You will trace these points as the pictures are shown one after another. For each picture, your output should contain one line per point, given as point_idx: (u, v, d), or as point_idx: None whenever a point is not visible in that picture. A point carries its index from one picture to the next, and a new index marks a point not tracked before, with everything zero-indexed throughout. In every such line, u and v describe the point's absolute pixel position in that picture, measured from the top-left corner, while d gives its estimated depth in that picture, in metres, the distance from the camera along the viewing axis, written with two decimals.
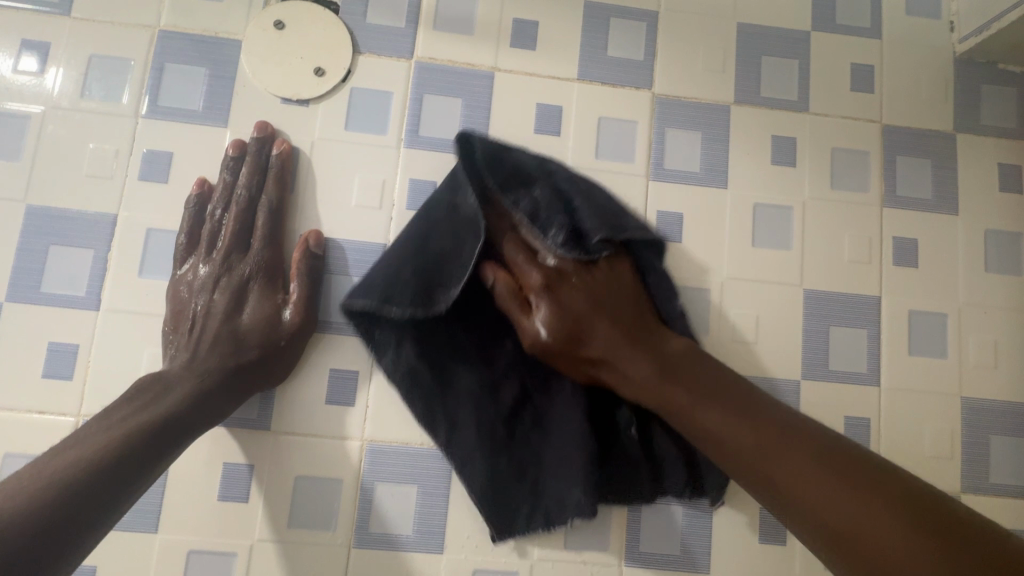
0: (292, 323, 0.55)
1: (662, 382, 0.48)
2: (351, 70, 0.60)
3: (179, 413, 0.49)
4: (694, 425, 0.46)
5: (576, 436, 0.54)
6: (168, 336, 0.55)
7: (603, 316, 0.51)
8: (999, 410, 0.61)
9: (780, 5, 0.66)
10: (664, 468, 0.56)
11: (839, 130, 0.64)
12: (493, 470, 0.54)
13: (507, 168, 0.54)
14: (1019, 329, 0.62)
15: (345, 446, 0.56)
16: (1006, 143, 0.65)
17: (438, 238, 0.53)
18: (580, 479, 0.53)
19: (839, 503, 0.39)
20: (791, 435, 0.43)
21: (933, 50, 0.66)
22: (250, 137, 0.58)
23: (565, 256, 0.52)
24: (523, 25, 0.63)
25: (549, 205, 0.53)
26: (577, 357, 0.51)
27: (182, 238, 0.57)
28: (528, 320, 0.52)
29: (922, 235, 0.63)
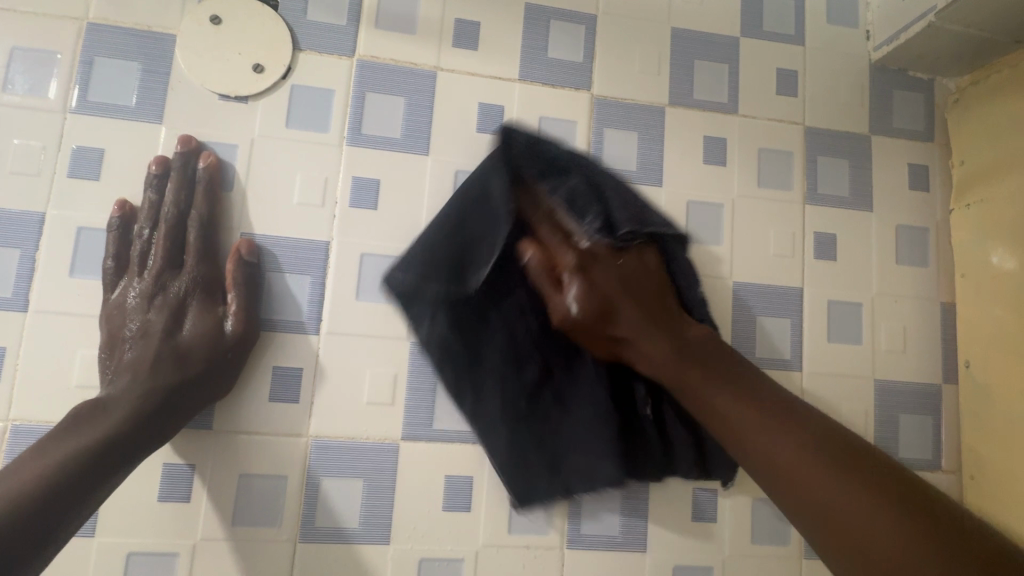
0: (235, 333, 0.55)
1: (684, 367, 0.49)
2: (291, 67, 0.60)
3: (120, 435, 0.48)
4: (711, 407, 0.47)
5: (602, 408, 0.56)
6: (104, 360, 0.53)
7: (630, 299, 0.52)
8: (907, 390, 0.67)
9: (711, 11, 0.69)
10: (676, 451, 0.58)
11: (766, 131, 0.68)
12: (517, 442, 0.55)
13: (545, 158, 0.56)
14: (925, 315, 0.68)
15: (290, 443, 0.57)
16: (915, 145, 0.71)
17: (473, 222, 0.55)
18: (605, 452, 0.55)
19: (838, 485, 0.39)
20: (801, 420, 0.43)
21: (851, 58, 0.71)
22: (173, 153, 0.57)
23: (598, 240, 0.53)
24: (464, 25, 0.64)
25: (584, 194, 0.55)
26: (605, 335, 0.53)
27: (109, 262, 0.55)
28: (561, 296, 0.51)
29: (841, 229, 0.68)
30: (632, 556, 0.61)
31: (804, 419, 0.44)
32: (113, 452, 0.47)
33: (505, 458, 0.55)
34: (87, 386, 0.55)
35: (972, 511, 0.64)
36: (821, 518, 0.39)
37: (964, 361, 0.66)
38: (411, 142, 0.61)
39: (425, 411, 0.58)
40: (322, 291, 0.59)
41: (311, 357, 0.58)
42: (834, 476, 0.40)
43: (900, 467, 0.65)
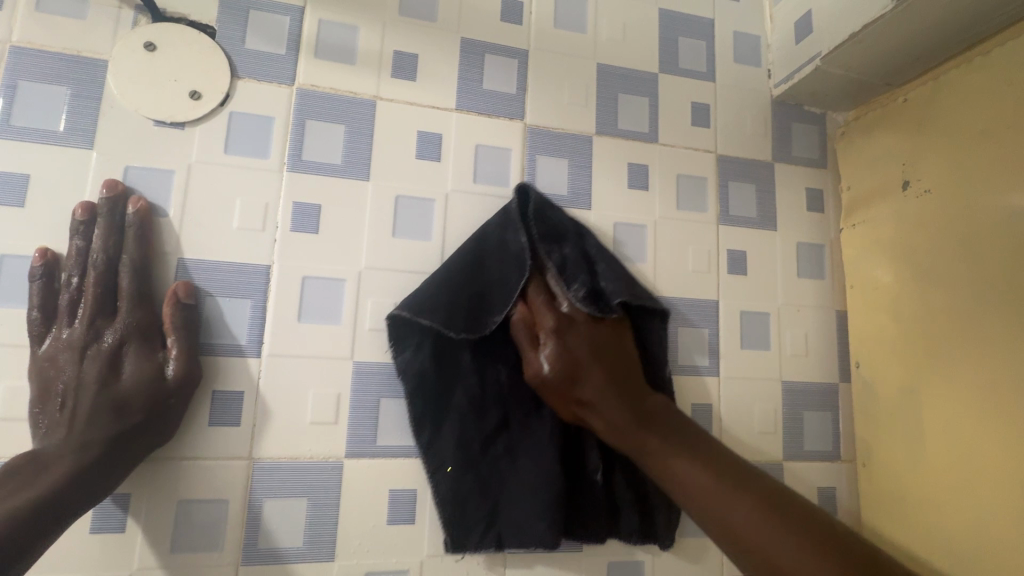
0: (177, 378, 0.54)
1: (640, 430, 0.55)
2: (229, 94, 0.61)
3: (56, 493, 0.47)
4: (666, 469, 0.53)
5: (547, 470, 0.60)
6: (36, 416, 0.51)
7: (598, 364, 0.57)
8: (809, 390, 0.75)
9: (632, 49, 0.76)
10: (620, 510, 0.64)
11: (683, 159, 0.75)
12: (458, 485, 0.59)
13: (548, 224, 0.63)
14: (823, 322, 0.77)
15: (232, 467, 0.57)
16: (812, 171, 0.80)
17: (493, 265, 0.61)
18: (543, 511, 0.59)
19: (787, 548, 0.46)
20: (749, 486, 0.51)
21: (755, 93, 0.80)
22: (99, 197, 0.56)
23: (579, 308, 0.59)
24: (403, 57, 0.67)
25: (575, 262, 0.62)
26: (570, 397, 0.57)
27: (35, 313, 0.53)
28: (536, 355, 0.58)
29: (750, 247, 0.76)
30: (567, 556, 0.64)
31: (750, 484, 0.51)
32: (47, 513, 0.47)
33: (447, 499, 0.58)
34: (11, 417, 0.53)
35: (865, 495, 0.72)
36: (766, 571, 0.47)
37: (855, 362, 0.75)
38: (352, 168, 0.64)
39: (368, 428, 0.60)
40: (263, 314, 0.60)
41: (252, 387, 0.58)
42: (784, 536, 0.47)
43: (805, 459, 0.73)
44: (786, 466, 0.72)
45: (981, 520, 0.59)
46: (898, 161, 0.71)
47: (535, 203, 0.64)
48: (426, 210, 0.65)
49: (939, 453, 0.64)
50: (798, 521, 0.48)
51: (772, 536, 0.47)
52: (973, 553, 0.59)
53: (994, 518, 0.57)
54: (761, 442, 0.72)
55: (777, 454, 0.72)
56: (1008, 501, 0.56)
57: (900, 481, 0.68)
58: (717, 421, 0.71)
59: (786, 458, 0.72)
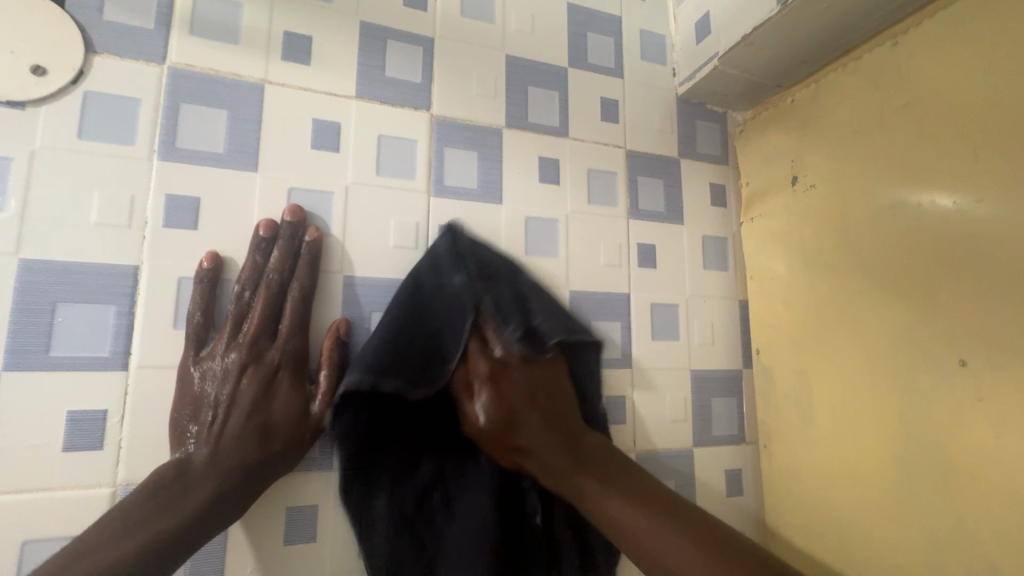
0: (320, 415, 0.55)
1: (573, 472, 0.54)
2: (83, 71, 0.53)
3: (207, 514, 0.47)
4: (598, 511, 0.52)
5: (480, 523, 0.55)
6: (187, 422, 0.51)
7: (535, 409, 0.56)
8: (716, 377, 0.78)
9: (541, 42, 0.75)
10: (562, 552, 0.61)
11: (593, 153, 0.76)
12: (396, 545, 0.54)
13: (479, 260, 0.62)
14: (727, 312, 0.80)
15: (92, 496, 0.50)
16: (714, 168, 0.83)
17: (432, 316, 0.58)
18: (479, 569, 0.53)
19: None
20: (676, 515, 0.51)
21: (661, 91, 0.82)
22: (282, 219, 0.57)
23: (514, 349, 0.58)
24: (294, 38, 0.62)
25: (510, 302, 0.60)
26: (507, 445, 0.56)
27: (198, 316, 0.53)
28: (472, 406, 0.56)
29: (659, 240, 0.78)
30: None
31: (679, 515, 0.51)
32: (196, 532, 0.46)
33: (381, 564, 0.53)
34: None
35: (768, 473, 0.76)
36: None
37: (756, 349, 0.79)
38: (237, 158, 0.58)
39: None
40: (131, 321, 0.53)
41: (118, 403, 0.51)
42: (702, 567, 0.47)
43: (713, 444, 0.76)
44: (695, 452, 0.74)
45: (862, 491, 0.63)
46: (788, 158, 0.76)
47: (463, 241, 0.62)
48: (324, 204, 0.61)
49: (826, 430, 0.68)
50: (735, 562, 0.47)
51: (688, 568, 0.47)
52: (855, 522, 0.64)
53: (873, 489, 0.62)
54: (673, 430, 0.74)
55: (688, 441, 0.74)
56: (884, 473, 0.61)
57: (796, 459, 0.72)
58: (630, 413, 0.71)
59: (696, 445, 0.75)
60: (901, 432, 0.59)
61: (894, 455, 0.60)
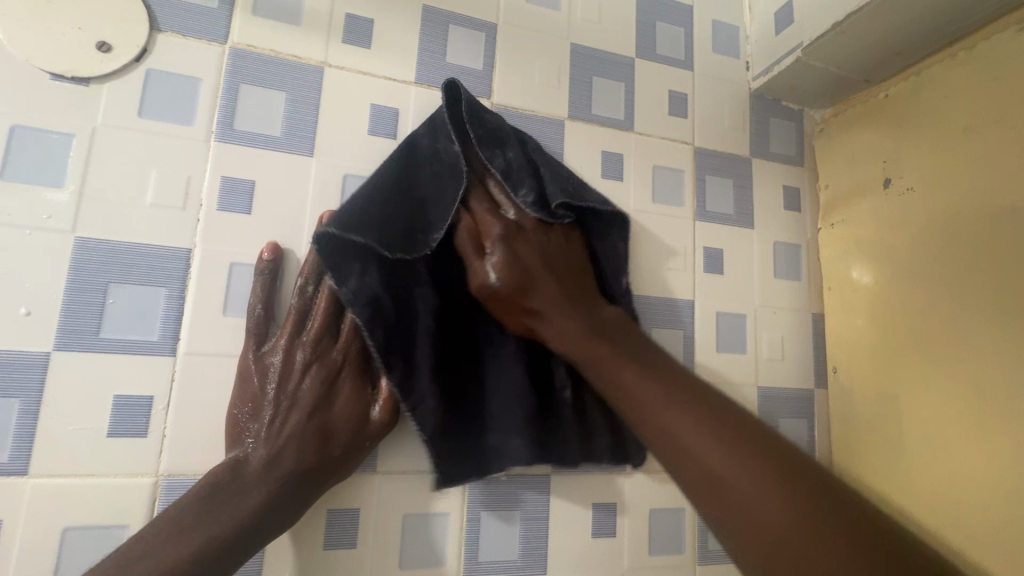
0: (381, 421, 0.52)
1: (592, 341, 0.50)
2: (147, 48, 0.53)
3: (259, 519, 0.45)
4: (614, 382, 0.48)
5: (518, 385, 0.55)
6: (246, 420, 0.49)
7: (550, 272, 0.52)
8: (786, 396, 0.71)
9: (607, 31, 0.71)
10: (592, 433, 0.58)
11: (659, 150, 0.71)
12: (445, 414, 0.52)
13: (487, 126, 0.55)
14: (799, 325, 0.74)
15: (134, 486, 0.48)
16: (789, 169, 0.77)
17: (424, 183, 0.53)
18: (519, 428, 0.54)
19: (741, 471, 0.40)
20: (719, 412, 0.43)
21: (734, 85, 0.76)
22: None
23: (528, 214, 0.54)
24: (356, 21, 0.60)
25: (521, 167, 0.55)
26: (519, 306, 0.52)
27: (258, 309, 0.51)
28: (481, 264, 0.52)
29: (727, 245, 0.72)
30: None
31: (695, 391, 0.45)
32: (246, 538, 0.44)
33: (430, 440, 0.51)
34: None
35: None
36: (714, 500, 0.40)
37: (832, 367, 0.72)
38: (293, 141, 0.56)
39: None
40: (181, 306, 0.51)
41: (164, 391, 0.50)
42: (723, 447, 0.41)
43: None
44: None
45: (964, 536, 0.55)
46: (878, 159, 0.69)
47: (466, 105, 0.54)
48: None
49: (920, 462, 0.61)
50: (752, 438, 0.41)
51: (706, 444, 0.41)
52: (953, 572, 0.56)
53: (976, 534, 0.54)
54: None
55: None
56: (992, 517, 0.53)
57: (878, 493, 0.65)
58: None
59: None
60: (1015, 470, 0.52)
61: (1007, 498, 0.52)
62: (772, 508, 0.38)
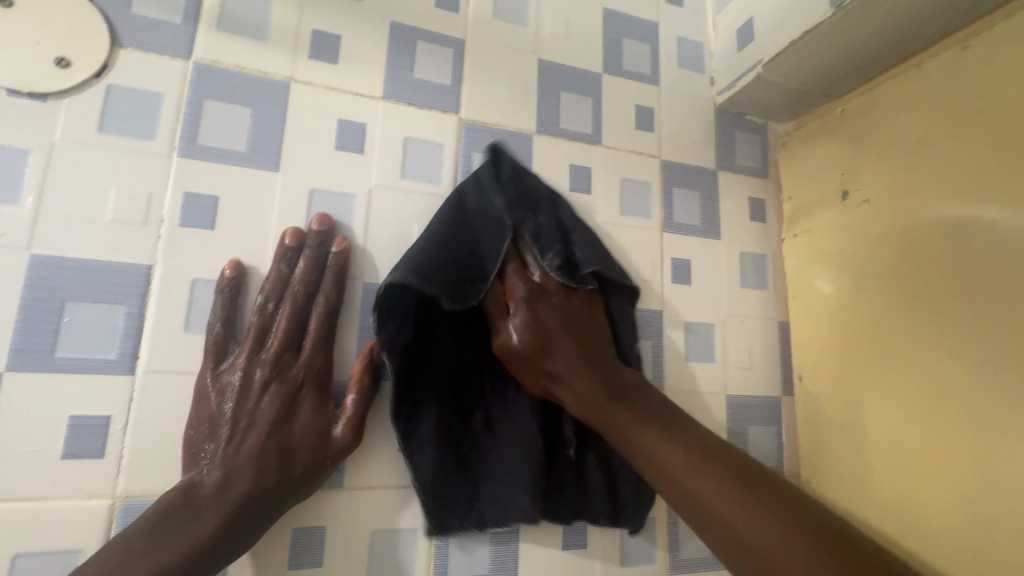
0: (343, 440, 0.51)
1: (609, 404, 0.50)
2: (108, 64, 0.52)
3: (212, 542, 0.44)
4: (635, 445, 0.49)
5: (528, 442, 0.56)
6: (202, 441, 0.48)
7: (570, 337, 0.52)
8: (754, 403, 0.72)
9: (574, 47, 0.72)
10: (593, 493, 0.59)
11: (626, 162, 0.72)
12: (441, 466, 0.54)
13: (521, 188, 0.59)
14: (766, 333, 0.75)
15: (91, 508, 0.47)
16: (754, 181, 0.79)
17: (481, 236, 0.55)
18: (526, 485, 0.55)
19: (772, 536, 0.41)
20: (745, 480, 0.44)
21: (700, 100, 0.78)
22: (309, 228, 0.55)
23: (552, 276, 0.55)
24: (323, 37, 0.60)
25: (550, 232, 0.57)
26: (539, 368, 0.52)
27: (216, 327, 0.50)
28: (505, 325, 0.53)
29: (695, 255, 0.73)
30: None
31: (720, 457, 0.46)
32: (199, 563, 0.43)
33: (427, 486, 0.53)
34: None
35: None
36: (742, 558, 0.42)
37: (798, 374, 0.73)
38: (258, 156, 0.56)
39: None
40: (141, 322, 0.50)
41: (122, 411, 0.49)
42: (752, 513, 0.42)
43: None
44: None
45: (924, 539, 0.56)
46: (837, 171, 0.71)
47: (505, 163, 0.58)
48: (346, 205, 0.58)
49: (883, 466, 0.62)
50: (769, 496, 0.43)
51: (737, 509, 0.43)
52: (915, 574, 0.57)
53: (937, 538, 0.55)
54: None
55: None
56: (952, 520, 0.54)
57: (844, 498, 0.66)
58: None
59: None
60: (972, 473, 0.53)
61: (963, 500, 0.54)
62: (800, 567, 0.39)
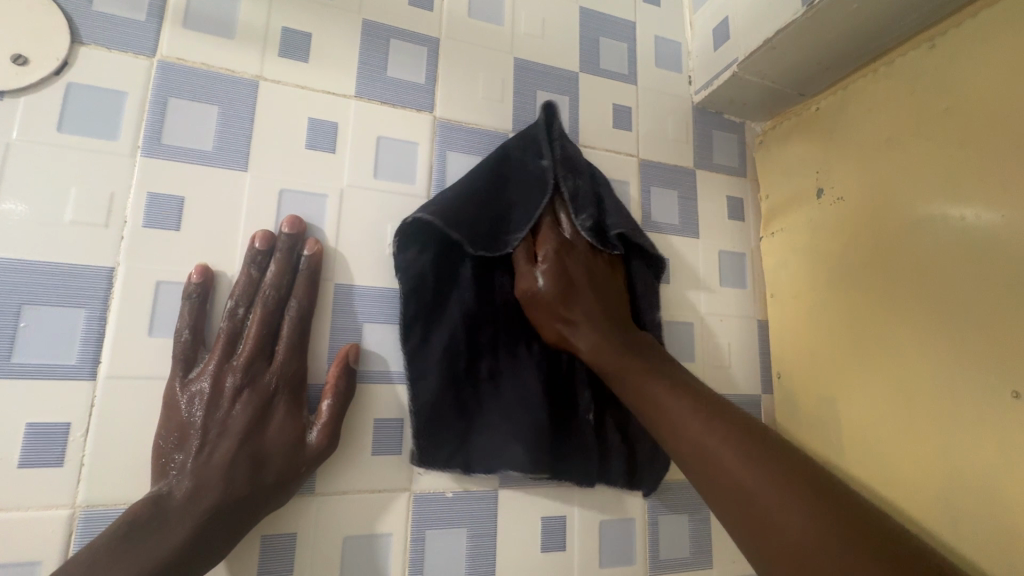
0: (318, 446, 0.50)
1: (624, 353, 0.51)
2: (68, 62, 0.51)
3: (181, 555, 0.43)
4: (641, 393, 0.49)
5: (535, 395, 0.57)
6: (171, 451, 0.47)
7: (592, 289, 0.55)
8: (733, 402, 0.72)
9: (551, 46, 0.72)
10: (610, 457, 0.60)
11: (604, 161, 0.72)
12: (438, 406, 0.54)
13: (570, 153, 0.60)
14: (745, 331, 0.75)
15: (50, 520, 0.45)
16: (732, 180, 0.79)
17: (513, 189, 0.57)
18: (524, 433, 0.55)
19: (762, 484, 0.39)
20: (743, 431, 0.43)
21: (677, 99, 0.78)
22: (279, 230, 0.54)
23: (583, 235, 0.57)
24: (293, 35, 0.59)
25: (587, 195, 0.59)
26: (557, 313, 0.54)
27: (184, 335, 0.49)
28: (528, 269, 0.55)
29: (674, 254, 0.73)
30: None
31: (722, 410, 0.45)
32: None
33: (421, 420, 0.53)
34: None
35: None
36: (735, 508, 0.40)
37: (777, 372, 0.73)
38: (226, 155, 0.55)
39: None
40: (103, 327, 0.49)
41: (82, 419, 0.47)
42: (747, 460, 0.40)
43: None
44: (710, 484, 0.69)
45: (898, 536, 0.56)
46: (812, 169, 0.71)
47: (557, 128, 0.61)
48: (317, 205, 0.57)
49: (858, 464, 0.62)
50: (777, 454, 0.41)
51: (732, 454, 0.41)
52: None
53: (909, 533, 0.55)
54: None
55: None
56: (924, 516, 0.54)
57: None
58: None
59: None
60: (942, 468, 0.53)
61: (935, 497, 0.53)
62: (793, 517, 0.37)
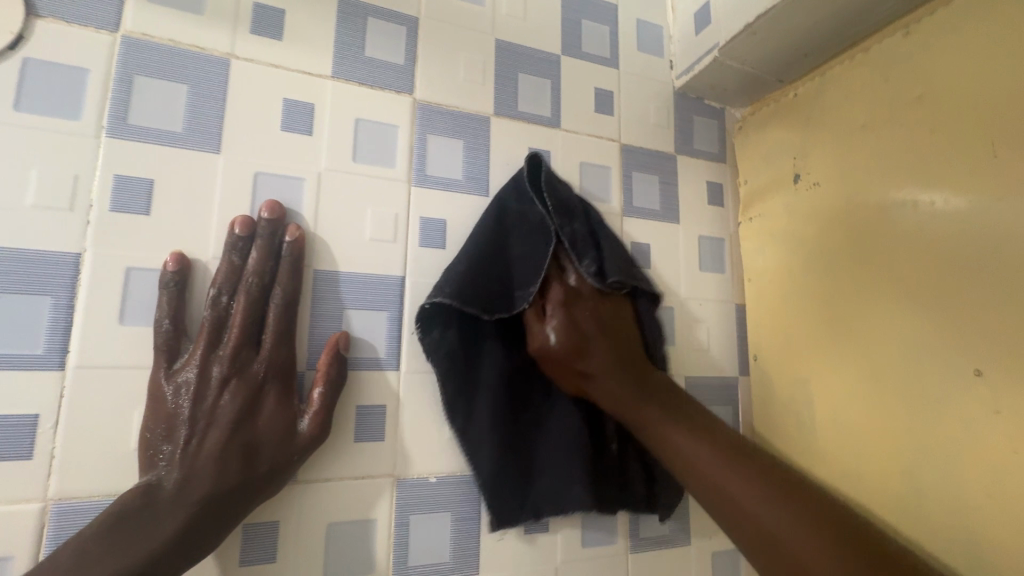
0: (309, 434, 0.50)
1: (639, 405, 0.54)
2: (23, 35, 0.48)
3: (172, 547, 0.42)
4: (662, 441, 0.53)
5: (570, 434, 0.59)
6: (158, 443, 0.46)
7: (603, 339, 0.56)
8: (712, 384, 0.74)
9: (533, 28, 0.71)
10: (632, 484, 0.62)
11: (586, 146, 0.71)
12: (500, 463, 0.56)
13: (560, 197, 0.60)
14: (723, 315, 0.76)
15: (22, 512, 0.44)
16: (712, 166, 0.80)
17: (518, 244, 0.58)
18: (578, 478, 0.58)
19: (792, 527, 0.45)
20: (765, 470, 0.49)
21: (658, 83, 0.78)
22: (259, 216, 0.52)
23: (587, 282, 0.58)
24: (266, 11, 0.57)
25: (584, 239, 0.59)
26: (573, 370, 0.55)
27: (165, 325, 0.48)
28: (540, 327, 0.56)
29: (655, 239, 0.74)
30: None
31: (742, 452, 0.51)
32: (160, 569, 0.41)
33: (488, 480, 0.56)
34: None
35: None
36: (749, 535, 0.47)
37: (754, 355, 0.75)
38: (198, 138, 0.53)
39: None
40: (70, 316, 0.47)
41: (50, 410, 0.46)
42: (758, 497, 0.47)
43: None
44: None
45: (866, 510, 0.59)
46: (789, 155, 0.72)
47: (545, 171, 0.60)
48: (294, 189, 0.56)
49: (829, 442, 0.64)
50: (789, 494, 0.47)
51: (739, 487, 0.48)
52: None
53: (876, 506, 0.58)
54: None
55: None
56: (890, 490, 0.57)
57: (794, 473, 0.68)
58: None
59: None
60: (908, 444, 0.55)
61: (900, 472, 0.56)
62: (808, 548, 0.44)
